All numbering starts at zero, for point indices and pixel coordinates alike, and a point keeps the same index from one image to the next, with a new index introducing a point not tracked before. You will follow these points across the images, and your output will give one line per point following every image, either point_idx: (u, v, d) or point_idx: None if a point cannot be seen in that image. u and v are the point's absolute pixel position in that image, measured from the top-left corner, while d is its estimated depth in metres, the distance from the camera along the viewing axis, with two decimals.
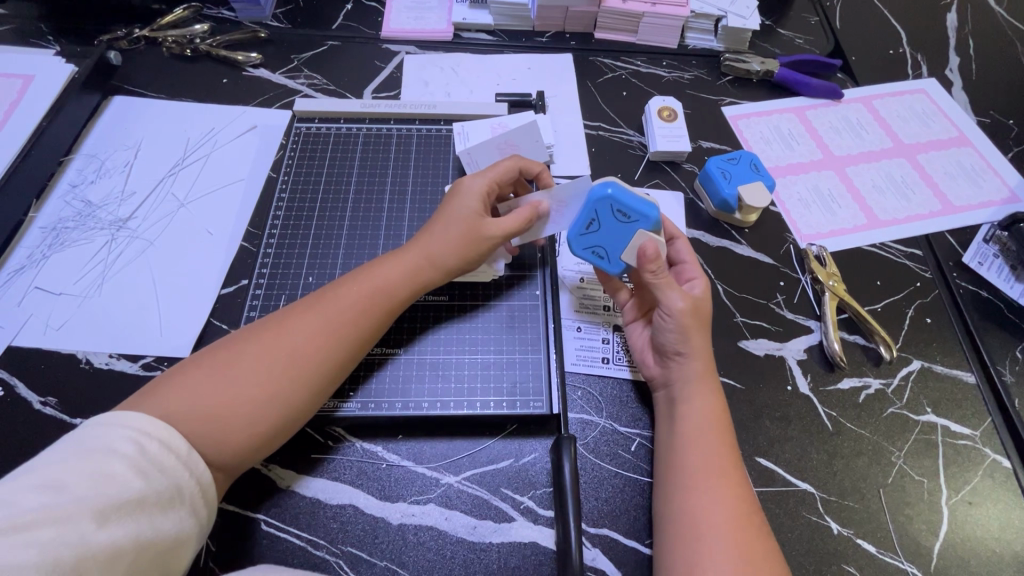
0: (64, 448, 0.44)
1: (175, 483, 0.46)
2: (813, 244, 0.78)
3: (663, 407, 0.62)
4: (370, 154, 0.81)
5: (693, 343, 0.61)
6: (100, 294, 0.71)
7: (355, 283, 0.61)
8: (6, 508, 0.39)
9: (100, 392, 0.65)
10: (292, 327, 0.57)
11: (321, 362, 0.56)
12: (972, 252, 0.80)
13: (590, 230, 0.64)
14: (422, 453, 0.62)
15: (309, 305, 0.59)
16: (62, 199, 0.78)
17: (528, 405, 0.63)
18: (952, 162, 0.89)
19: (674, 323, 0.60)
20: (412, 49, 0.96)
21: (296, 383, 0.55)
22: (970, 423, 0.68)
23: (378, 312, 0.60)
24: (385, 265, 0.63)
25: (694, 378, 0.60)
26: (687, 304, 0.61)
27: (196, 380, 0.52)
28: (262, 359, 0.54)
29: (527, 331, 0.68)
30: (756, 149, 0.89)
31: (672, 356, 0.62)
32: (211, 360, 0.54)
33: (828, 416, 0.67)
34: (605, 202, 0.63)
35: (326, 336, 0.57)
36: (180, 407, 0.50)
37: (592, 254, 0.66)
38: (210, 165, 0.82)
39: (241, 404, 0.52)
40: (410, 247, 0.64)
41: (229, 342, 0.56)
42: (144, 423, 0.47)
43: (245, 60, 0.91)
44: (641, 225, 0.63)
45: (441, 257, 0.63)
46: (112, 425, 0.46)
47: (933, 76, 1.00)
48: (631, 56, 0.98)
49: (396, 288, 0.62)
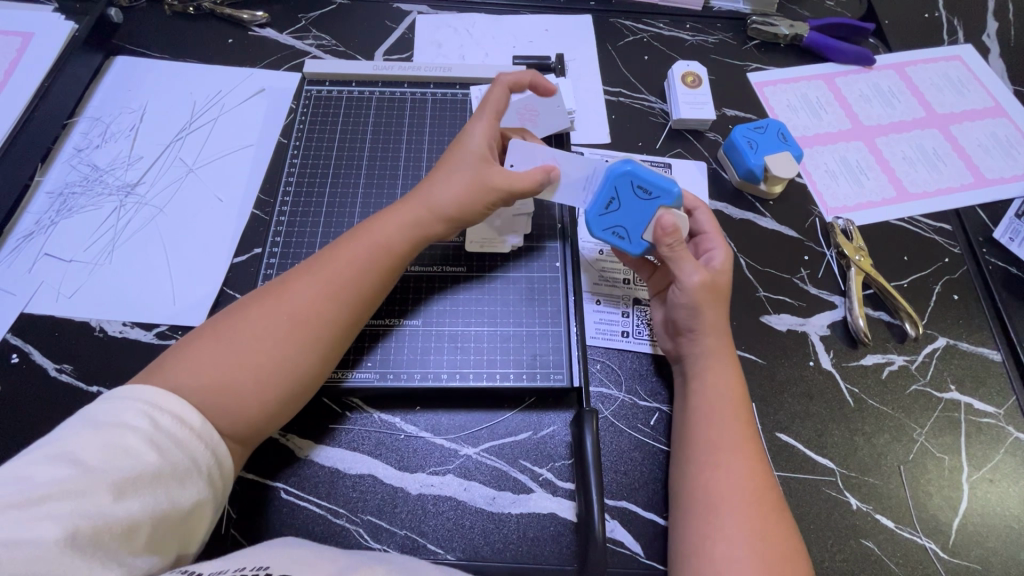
0: (78, 423, 0.44)
1: (190, 456, 0.46)
2: (839, 217, 0.76)
3: (678, 382, 0.62)
4: (384, 119, 0.78)
5: (707, 321, 0.59)
6: (111, 261, 0.70)
7: (355, 244, 0.59)
8: (24, 483, 0.39)
9: (115, 361, 0.64)
10: (293, 289, 0.56)
11: (325, 324, 0.55)
12: (1003, 228, 0.77)
13: (610, 209, 0.63)
14: (440, 425, 0.62)
15: (310, 267, 0.58)
16: (68, 163, 0.76)
17: (549, 378, 0.62)
18: (987, 133, 0.86)
19: (686, 298, 0.59)
20: (424, 8, 0.92)
21: (302, 346, 0.54)
22: (995, 401, 0.67)
23: (380, 272, 0.59)
24: (383, 221, 0.61)
25: (714, 355, 0.59)
26: (704, 278, 0.59)
27: (201, 351, 0.51)
28: (266, 323, 0.53)
29: (546, 304, 0.67)
30: (782, 118, 0.85)
31: (685, 332, 0.61)
32: (213, 332, 0.53)
33: (850, 392, 0.66)
34: (624, 178, 0.61)
35: (330, 297, 0.56)
36: (188, 380, 0.49)
37: (611, 235, 0.63)
38: (218, 129, 0.80)
39: (249, 372, 0.51)
40: (411, 200, 0.63)
41: (229, 312, 0.55)
42: (155, 396, 0.46)
43: (251, 19, 0.88)
44: (662, 201, 0.61)
45: (440, 201, 0.61)
46: (125, 399, 0.45)
47: (969, 42, 0.96)
48: (653, 19, 0.94)
49: (396, 243, 0.60)
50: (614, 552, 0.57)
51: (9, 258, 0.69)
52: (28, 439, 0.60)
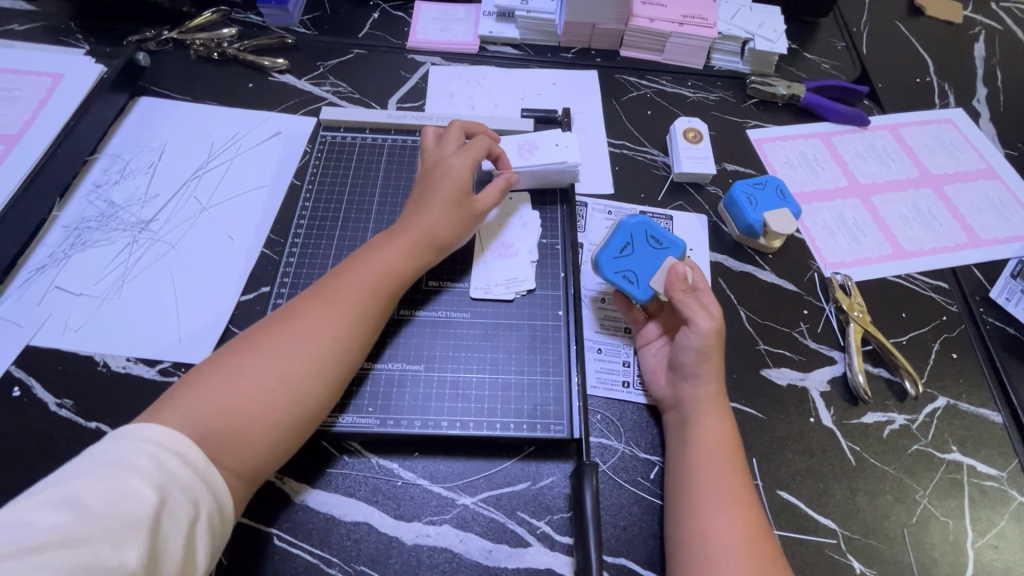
0: (82, 463, 0.44)
1: (190, 498, 0.46)
2: (837, 273, 0.78)
3: (672, 428, 0.61)
4: (395, 163, 0.80)
5: (709, 368, 0.60)
6: (120, 295, 0.71)
7: (356, 272, 0.62)
8: (23, 529, 0.39)
9: (116, 397, 0.64)
10: (298, 317, 0.58)
11: (330, 348, 0.57)
12: (999, 288, 0.79)
13: (623, 253, 0.67)
14: (438, 472, 0.61)
15: (314, 296, 0.60)
16: (86, 198, 0.78)
17: (549, 429, 0.62)
18: (979, 194, 0.88)
19: (698, 341, 0.60)
20: (438, 60, 0.98)
21: (310, 373, 0.56)
22: (997, 464, 0.66)
23: (383, 298, 0.62)
24: (382, 250, 0.64)
25: (707, 403, 0.60)
26: (715, 325, 0.61)
27: (209, 382, 0.53)
28: (273, 352, 0.55)
29: (548, 353, 0.66)
30: (782, 174, 0.88)
31: (686, 377, 0.61)
32: (221, 362, 0.55)
33: (851, 450, 0.66)
34: (640, 229, 0.68)
35: (336, 325, 0.58)
36: (195, 412, 0.50)
37: (621, 277, 0.66)
38: (234, 169, 0.82)
39: (256, 401, 0.53)
40: (403, 230, 0.65)
41: (234, 344, 0.57)
42: (160, 434, 0.47)
43: (272, 65, 0.93)
44: (670, 252, 0.68)
45: (438, 236, 0.65)
46: (129, 440, 0.46)
47: (960, 106, 1.00)
48: (656, 76, 0.99)
49: (397, 270, 0.63)
50: None
51: (19, 291, 0.70)
52: (22, 476, 0.59)
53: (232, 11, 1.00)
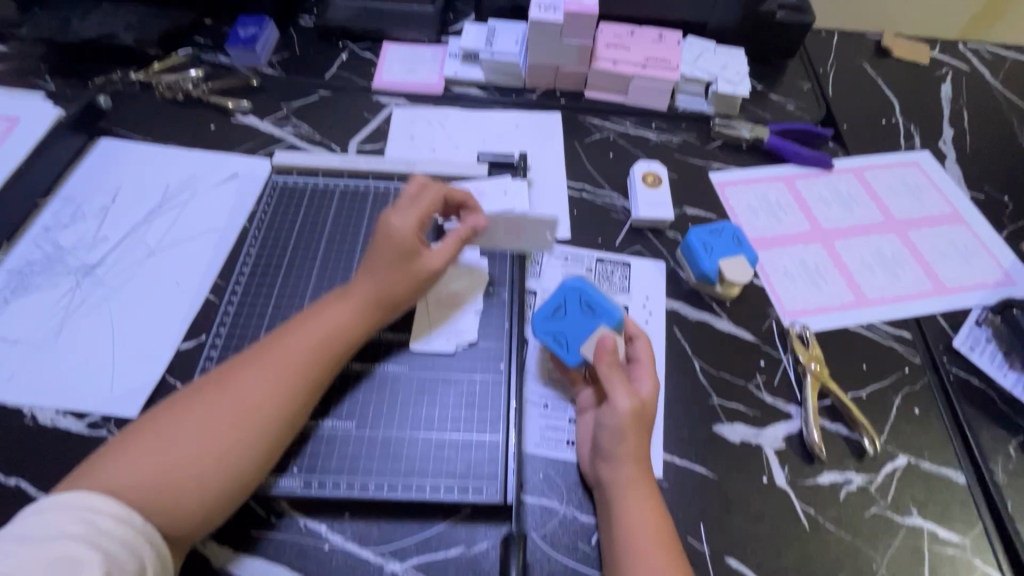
0: (13, 543, 0.44)
1: (136, 556, 0.46)
2: (795, 322, 0.76)
3: (599, 508, 0.59)
4: (346, 208, 0.79)
5: (630, 448, 0.58)
6: (56, 344, 0.69)
7: (306, 329, 0.60)
8: None
9: (41, 452, 0.62)
10: (241, 377, 0.56)
11: (271, 414, 0.55)
12: (963, 336, 0.77)
13: (556, 315, 0.66)
14: (368, 536, 0.58)
15: (259, 354, 0.58)
16: (33, 241, 0.78)
17: (481, 492, 0.59)
18: (944, 240, 0.86)
19: (614, 422, 0.58)
20: (402, 101, 0.98)
21: (245, 437, 0.54)
22: (959, 529, 0.63)
23: (332, 358, 0.60)
24: (336, 306, 0.62)
25: (628, 484, 0.57)
26: (632, 406, 0.58)
27: (143, 447, 0.52)
28: (210, 416, 0.54)
29: (487, 409, 0.64)
30: (742, 218, 0.87)
31: (605, 458, 0.58)
32: (158, 424, 0.53)
33: (805, 513, 0.63)
34: (575, 292, 0.66)
35: (275, 390, 0.56)
36: (126, 480, 0.49)
37: (551, 338, 0.65)
38: (186, 212, 0.81)
39: (189, 469, 0.51)
40: (357, 288, 0.63)
41: (173, 402, 0.55)
42: (93, 505, 0.47)
43: (235, 107, 0.94)
44: (604, 320, 0.64)
45: (392, 294, 0.63)
46: (60, 511, 0.46)
47: (926, 148, 0.99)
48: (619, 117, 0.99)
49: (349, 329, 0.61)
50: None
51: None
52: None
53: (202, 52, 1.02)
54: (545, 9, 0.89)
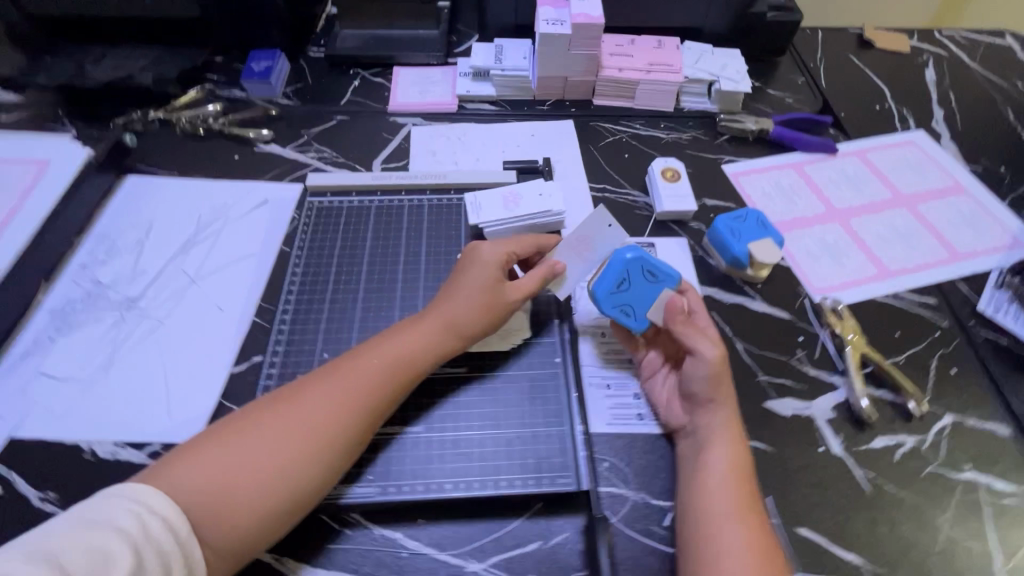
0: (72, 521, 0.45)
1: (167, 563, 0.46)
2: (827, 297, 0.79)
3: (688, 455, 0.60)
4: (383, 223, 0.81)
5: (723, 391, 0.61)
6: (106, 377, 0.69)
7: (374, 354, 0.61)
8: None
9: (104, 485, 0.62)
10: (311, 399, 0.57)
11: (335, 439, 0.55)
12: (986, 299, 0.80)
13: (620, 289, 0.67)
14: (445, 539, 0.58)
15: (329, 376, 0.59)
16: (72, 279, 0.78)
17: (556, 482, 0.60)
18: (952, 210, 0.91)
19: (707, 368, 0.61)
20: (419, 120, 1.01)
21: (303, 465, 0.54)
22: (1013, 480, 0.65)
23: (396, 385, 0.60)
24: (406, 332, 0.63)
25: (722, 428, 0.60)
26: (719, 351, 0.62)
27: (208, 455, 0.52)
28: (276, 434, 0.54)
29: (549, 402, 0.65)
30: (760, 205, 0.90)
31: (701, 403, 0.61)
32: (225, 434, 0.54)
33: (865, 477, 0.64)
34: (635, 264, 0.67)
35: (341, 414, 0.56)
36: (189, 486, 0.50)
37: (619, 311, 0.67)
38: (222, 240, 0.82)
39: (248, 482, 0.52)
40: (429, 314, 0.65)
41: (241, 416, 0.56)
42: (150, 500, 0.48)
43: (257, 136, 0.95)
44: (666, 285, 0.68)
45: (462, 322, 0.64)
46: (118, 499, 0.47)
47: (921, 128, 1.04)
48: (629, 120, 1.03)
49: (415, 356, 0.62)
50: None
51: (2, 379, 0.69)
52: None
53: (217, 88, 1.04)
54: (553, 23, 0.94)
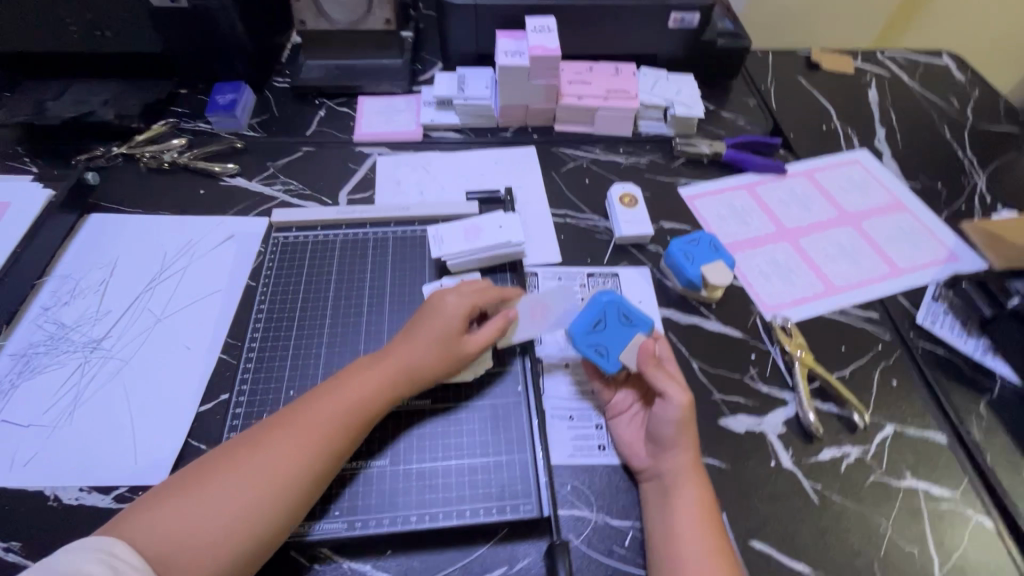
0: None
1: None
2: (777, 315, 0.83)
3: (653, 499, 0.62)
4: (349, 257, 0.83)
5: (686, 439, 0.63)
6: (71, 421, 0.69)
7: (331, 399, 0.61)
8: None
9: (69, 531, 0.62)
10: (267, 449, 0.58)
11: (292, 485, 0.56)
12: (924, 312, 0.85)
13: (596, 328, 0.70)
14: (412, 570, 0.60)
15: (285, 424, 0.60)
16: (34, 322, 0.78)
17: (519, 509, 0.62)
18: (893, 227, 0.96)
19: (675, 415, 0.63)
20: (384, 150, 1.03)
21: (260, 513, 0.55)
22: (949, 485, 0.69)
23: (355, 426, 0.61)
24: (363, 373, 0.64)
25: (682, 471, 0.62)
26: (687, 398, 0.64)
27: (167, 514, 0.53)
28: (232, 487, 0.55)
29: (512, 429, 0.67)
30: (714, 226, 0.95)
31: (666, 448, 0.63)
32: (183, 491, 0.55)
33: (813, 489, 0.68)
34: (613, 307, 0.71)
35: (298, 461, 0.57)
36: (148, 545, 0.51)
37: (594, 350, 0.69)
38: (187, 277, 0.83)
39: (206, 538, 0.53)
40: (387, 355, 0.66)
41: (200, 469, 0.57)
42: (114, 557, 0.49)
43: (222, 170, 0.96)
44: (640, 329, 0.70)
45: (418, 365, 0.65)
46: (85, 551, 0.49)
47: (864, 148, 1.10)
48: (589, 146, 1.06)
49: (373, 398, 0.63)
50: None
51: None
52: None
53: (181, 122, 1.05)
54: (511, 55, 0.97)
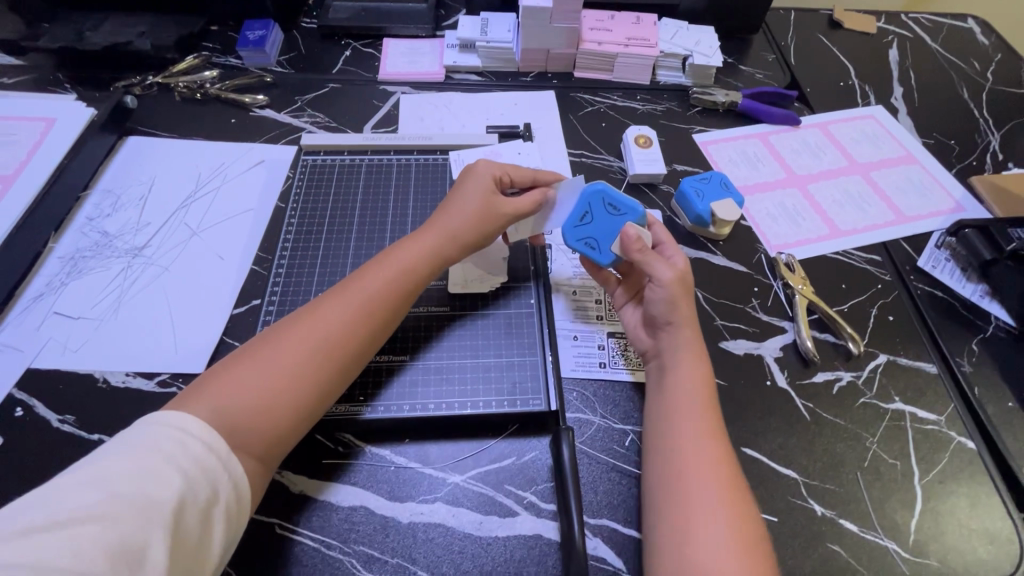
0: (109, 452, 0.47)
1: (212, 486, 0.49)
2: (782, 252, 0.86)
3: (655, 376, 0.67)
4: (373, 182, 0.87)
5: (682, 313, 0.66)
6: (116, 317, 0.75)
7: (376, 273, 0.66)
8: (54, 506, 0.42)
9: (117, 409, 0.68)
10: (320, 315, 0.61)
11: (349, 345, 0.61)
12: (926, 257, 0.87)
13: (584, 222, 0.72)
14: (429, 455, 0.65)
15: (334, 295, 0.64)
16: (79, 230, 0.83)
17: (528, 404, 0.67)
18: (902, 177, 0.98)
19: (664, 293, 0.66)
20: (408, 89, 1.06)
21: (324, 370, 0.59)
22: (936, 410, 0.73)
23: (400, 296, 0.66)
24: (404, 252, 0.68)
25: (682, 347, 0.65)
26: (675, 275, 0.66)
27: (235, 377, 0.56)
28: (293, 347, 0.59)
29: (524, 336, 0.73)
30: (726, 170, 0.97)
31: (663, 326, 0.67)
32: (246, 359, 0.58)
33: (805, 407, 0.72)
34: (598, 197, 0.72)
35: (352, 323, 0.62)
36: (221, 404, 0.54)
37: (584, 244, 0.72)
38: (221, 196, 0.88)
39: (277, 395, 0.56)
40: (424, 235, 0.70)
41: (259, 341, 0.60)
42: (187, 423, 0.51)
43: (252, 101, 1.00)
44: (629, 217, 0.71)
45: (459, 230, 0.70)
46: (155, 426, 0.50)
47: (880, 104, 1.11)
48: (608, 92, 1.08)
49: (414, 272, 0.67)
50: (598, 569, 0.59)
51: (18, 317, 0.74)
52: (29, 487, 0.62)
53: (213, 56, 1.08)
54: None
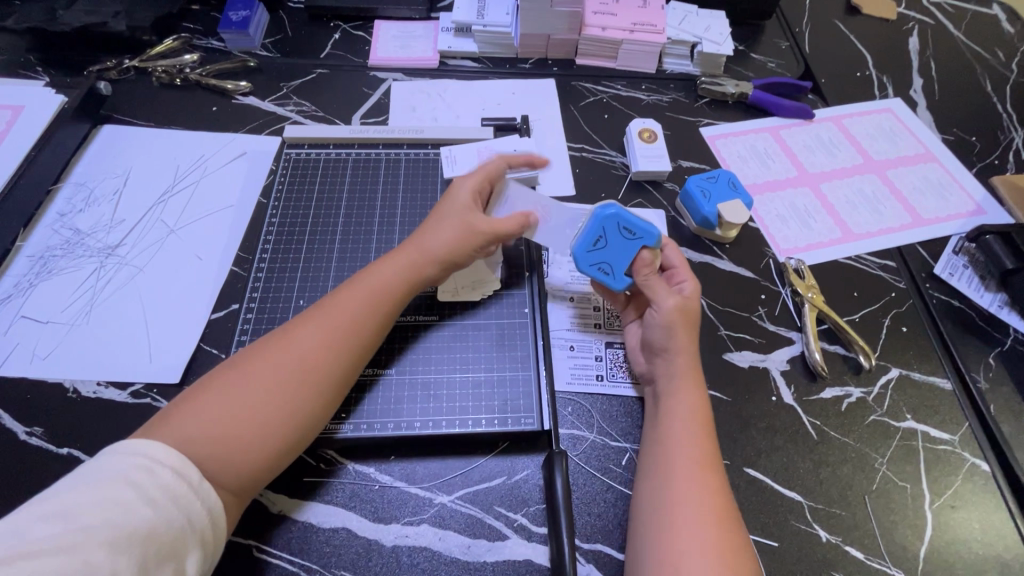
0: (77, 480, 0.44)
1: (187, 516, 0.46)
2: (791, 258, 0.81)
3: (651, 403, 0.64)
4: (360, 178, 0.82)
5: (680, 341, 0.63)
6: (88, 321, 0.71)
7: (357, 289, 0.62)
8: (14, 538, 0.39)
9: (88, 420, 0.64)
10: (297, 335, 0.58)
11: (328, 366, 0.57)
12: (943, 264, 0.83)
13: (596, 246, 0.66)
14: (415, 474, 0.62)
15: (313, 313, 0.60)
16: (50, 227, 0.78)
17: (520, 422, 0.64)
18: (921, 177, 0.93)
19: (663, 320, 0.63)
20: (399, 76, 1.01)
21: (301, 394, 0.55)
22: (949, 429, 0.70)
23: (381, 312, 0.62)
24: (385, 267, 0.65)
25: (679, 375, 0.62)
26: (677, 303, 0.64)
27: (207, 403, 0.53)
28: (268, 370, 0.55)
29: (517, 348, 0.69)
30: (734, 167, 0.92)
31: (660, 353, 0.64)
32: (218, 382, 0.55)
33: (812, 424, 0.68)
34: (611, 221, 0.66)
35: (331, 343, 0.58)
36: (189, 433, 0.50)
37: (598, 270, 0.67)
38: (199, 191, 0.83)
39: (249, 421, 0.53)
40: (406, 248, 0.66)
41: (233, 363, 0.57)
42: (153, 450, 0.47)
43: (234, 88, 0.94)
44: (643, 241, 0.66)
45: (433, 246, 0.65)
46: (122, 453, 0.47)
47: (898, 97, 1.06)
48: (611, 81, 1.02)
49: (396, 287, 0.63)
50: None
51: None
52: None
53: (193, 37, 1.02)
54: None
